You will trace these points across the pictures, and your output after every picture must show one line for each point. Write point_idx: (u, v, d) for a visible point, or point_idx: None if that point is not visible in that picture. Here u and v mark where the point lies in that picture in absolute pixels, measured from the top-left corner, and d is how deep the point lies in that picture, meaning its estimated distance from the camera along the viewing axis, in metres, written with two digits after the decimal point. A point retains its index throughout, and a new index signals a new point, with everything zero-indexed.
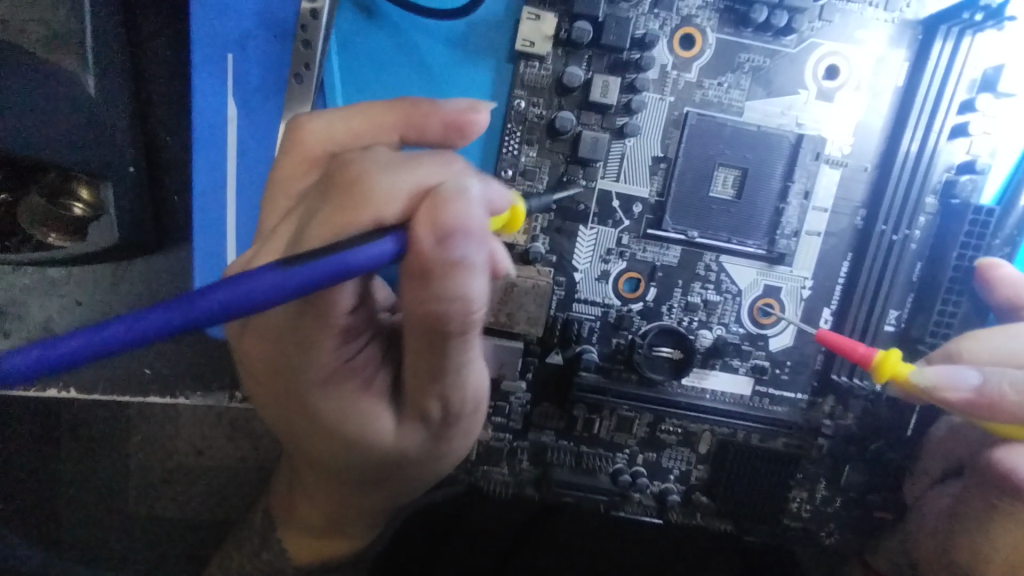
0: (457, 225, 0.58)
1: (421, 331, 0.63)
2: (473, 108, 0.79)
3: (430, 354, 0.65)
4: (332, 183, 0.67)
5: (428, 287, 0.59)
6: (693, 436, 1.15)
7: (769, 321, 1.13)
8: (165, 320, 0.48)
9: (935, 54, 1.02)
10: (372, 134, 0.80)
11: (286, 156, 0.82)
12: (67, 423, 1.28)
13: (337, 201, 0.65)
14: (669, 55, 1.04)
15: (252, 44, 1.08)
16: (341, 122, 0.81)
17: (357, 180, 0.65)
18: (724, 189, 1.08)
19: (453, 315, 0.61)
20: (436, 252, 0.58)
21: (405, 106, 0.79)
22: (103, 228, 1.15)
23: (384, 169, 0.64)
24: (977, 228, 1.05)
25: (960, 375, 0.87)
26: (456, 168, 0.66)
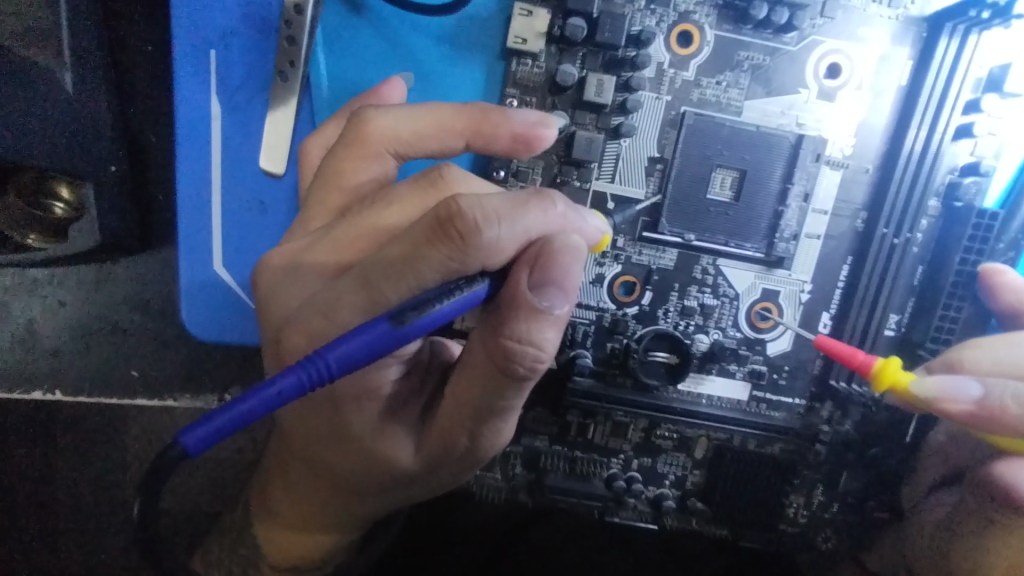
0: (557, 277, 0.67)
1: (489, 367, 0.69)
2: (541, 122, 0.84)
3: (487, 388, 0.71)
4: (439, 223, 0.65)
5: (513, 327, 0.66)
6: (689, 441, 1.13)
7: (767, 325, 1.10)
8: (303, 377, 0.61)
9: (940, 52, 0.99)
10: (437, 135, 0.85)
11: (348, 148, 0.86)
12: (63, 420, 1.28)
13: (448, 247, 0.65)
14: (666, 52, 1.01)
15: (236, 40, 1.05)
16: (411, 120, 0.85)
17: (472, 233, 0.65)
18: (721, 191, 1.05)
19: (523, 358, 0.66)
20: (532, 298, 0.66)
21: (477, 113, 0.84)
22: (84, 231, 1.10)
23: (499, 222, 0.65)
24: (980, 232, 1.02)
25: (962, 387, 0.86)
26: (561, 218, 0.71)
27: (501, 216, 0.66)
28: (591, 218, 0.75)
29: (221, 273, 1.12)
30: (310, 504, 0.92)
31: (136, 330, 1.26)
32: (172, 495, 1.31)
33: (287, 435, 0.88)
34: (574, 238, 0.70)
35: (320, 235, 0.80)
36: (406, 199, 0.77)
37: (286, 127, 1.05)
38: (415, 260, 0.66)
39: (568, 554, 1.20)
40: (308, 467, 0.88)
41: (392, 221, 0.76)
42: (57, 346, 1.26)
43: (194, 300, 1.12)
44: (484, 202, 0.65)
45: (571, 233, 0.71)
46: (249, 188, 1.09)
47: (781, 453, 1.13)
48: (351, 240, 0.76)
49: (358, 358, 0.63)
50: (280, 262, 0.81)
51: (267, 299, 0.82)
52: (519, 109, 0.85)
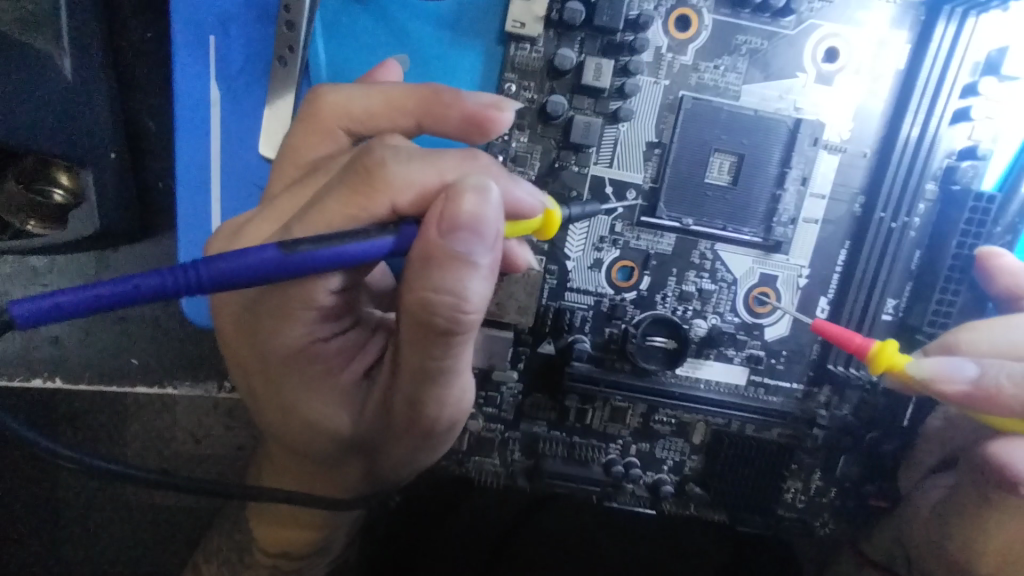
0: (465, 220, 0.63)
1: (412, 321, 0.67)
2: (493, 105, 0.85)
3: (417, 347, 0.68)
4: (354, 167, 0.70)
5: (427, 274, 0.64)
6: (687, 426, 1.14)
7: (765, 310, 1.11)
8: (171, 279, 0.57)
9: (937, 37, 1.00)
10: (390, 114, 0.87)
11: (305, 125, 0.89)
12: (62, 413, 1.27)
13: (360, 187, 0.69)
14: (664, 36, 1.01)
15: (235, 26, 1.05)
16: (365, 98, 0.88)
17: (378, 171, 0.69)
18: (719, 175, 1.06)
19: (442, 306, 0.65)
20: (443, 243, 0.63)
21: (428, 93, 0.86)
22: (82, 216, 1.09)
23: (407, 160, 0.69)
24: (978, 215, 1.02)
25: (957, 367, 0.85)
26: (484, 168, 0.73)
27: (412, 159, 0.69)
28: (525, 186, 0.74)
29: None
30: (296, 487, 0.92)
31: (137, 318, 1.26)
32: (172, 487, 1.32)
33: (255, 419, 0.90)
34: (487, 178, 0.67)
35: (265, 206, 0.81)
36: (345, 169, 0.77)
37: (285, 114, 1.05)
38: (342, 209, 0.69)
39: (565, 548, 1.21)
40: (285, 451, 0.88)
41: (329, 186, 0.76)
42: (58, 334, 1.26)
43: None
44: (395, 149, 0.70)
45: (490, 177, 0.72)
46: (248, 173, 1.09)
47: (779, 438, 1.14)
48: (287, 210, 0.78)
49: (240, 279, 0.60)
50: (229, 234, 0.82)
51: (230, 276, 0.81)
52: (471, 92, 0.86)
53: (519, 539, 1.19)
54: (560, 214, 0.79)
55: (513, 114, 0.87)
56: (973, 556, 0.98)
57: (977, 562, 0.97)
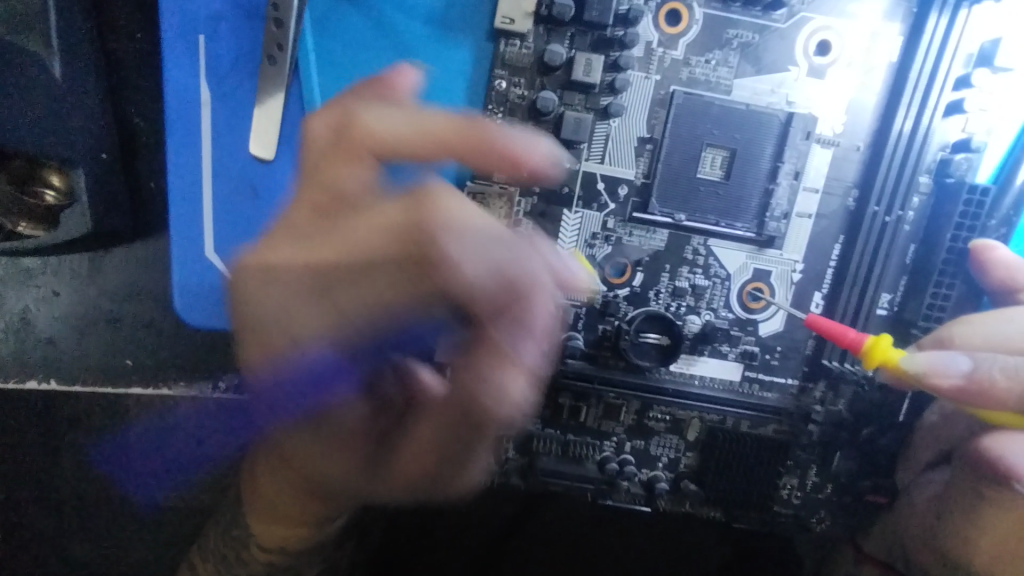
0: (535, 327, 0.69)
1: (452, 413, 0.79)
2: (466, 99, 0.82)
3: (452, 435, 0.80)
4: (410, 253, 0.72)
5: (480, 371, 0.73)
6: (682, 423, 1.13)
7: (758, 306, 1.10)
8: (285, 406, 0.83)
9: (929, 29, 0.99)
10: (422, 146, 0.69)
11: (332, 144, 0.72)
12: (66, 415, 1.28)
13: (418, 270, 0.73)
14: (654, 31, 1.01)
15: (225, 24, 1.05)
16: (396, 121, 0.69)
17: (449, 269, 0.72)
18: (712, 171, 1.05)
19: (488, 399, 0.74)
20: (504, 342, 0.71)
21: (473, 126, 0.68)
22: (74, 218, 1.10)
23: (467, 245, 0.70)
24: (972, 208, 1.01)
25: (951, 361, 0.84)
26: (535, 258, 0.69)
27: (478, 243, 0.70)
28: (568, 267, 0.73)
29: (215, 260, 1.12)
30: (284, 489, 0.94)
31: (131, 317, 1.25)
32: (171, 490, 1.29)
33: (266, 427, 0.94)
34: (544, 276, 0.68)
35: (300, 244, 0.75)
36: (390, 212, 0.71)
37: (276, 112, 1.05)
38: (416, 281, 0.74)
39: (565, 548, 1.20)
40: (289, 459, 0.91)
41: (373, 241, 0.72)
42: (52, 335, 1.25)
43: (196, 287, 1.13)
44: (462, 219, 0.70)
45: (539, 267, 0.69)
46: (239, 172, 1.09)
47: (774, 434, 1.13)
48: (325, 240, 0.74)
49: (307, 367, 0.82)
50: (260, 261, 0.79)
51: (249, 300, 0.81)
52: (524, 133, 0.68)
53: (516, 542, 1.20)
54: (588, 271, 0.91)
55: (562, 166, 0.72)
56: (967, 551, 0.98)
57: (970, 557, 0.97)
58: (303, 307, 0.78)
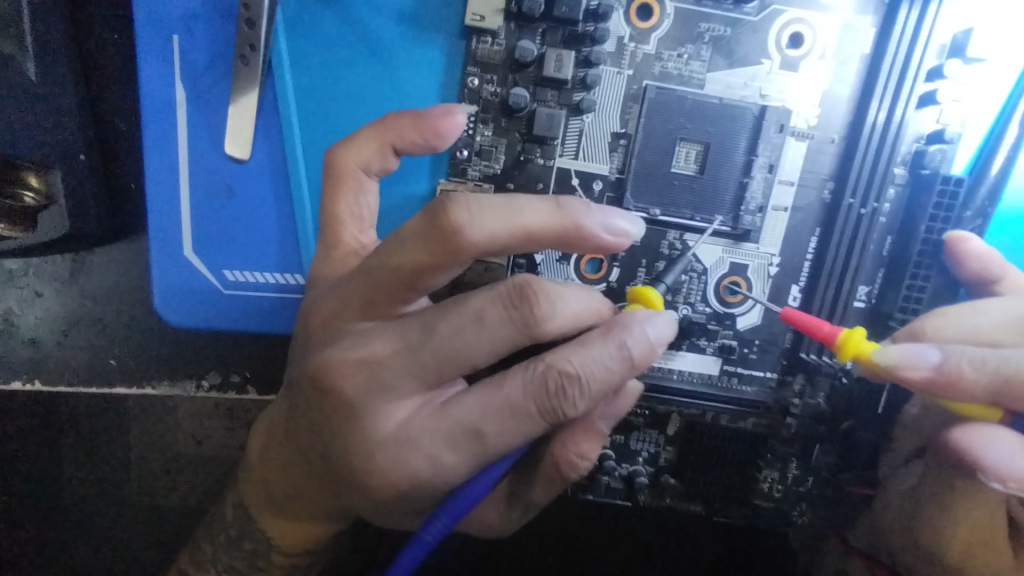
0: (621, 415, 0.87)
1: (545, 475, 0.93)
2: (446, 112, 0.86)
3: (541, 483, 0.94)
4: (547, 387, 0.72)
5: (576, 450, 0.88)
6: (661, 417, 1.12)
7: (736, 300, 1.10)
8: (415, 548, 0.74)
9: (901, 20, 0.99)
10: (520, 241, 0.71)
11: (422, 233, 0.70)
12: (65, 415, 1.29)
13: (549, 406, 0.73)
14: (626, 26, 1.01)
15: (197, 24, 1.04)
16: (492, 221, 0.69)
17: (570, 403, 0.73)
18: (686, 165, 1.05)
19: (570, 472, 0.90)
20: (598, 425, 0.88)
21: (571, 225, 0.71)
22: (54, 218, 1.10)
23: (587, 375, 0.72)
24: (946, 199, 1.01)
25: (921, 354, 0.83)
26: (634, 354, 0.73)
27: (586, 361, 0.72)
28: (655, 324, 0.75)
29: (192, 259, 1.12)
30: (283, 507, 0.93)
31: (114, 318, 1.26)
32: (162, 483, 1.31)
33: (258, 445, 0.95)
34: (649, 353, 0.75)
35: (401, 348, 0.74)
36: (491, 320, 0.72)
37: (250, 112, 1.05)
38: (525, 427, 0.73)
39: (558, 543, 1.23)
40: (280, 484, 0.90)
41: (478, 355, 0.72)
42: (37, 336, 1.26)
43: (178, 287, 1.13)
44: (569, 354, 0.72)
45: (641, 349, 0.74)
46: (214, 172, 1.09)
47: (754, 428, 1.12)
48: (437, 368, 0.73)
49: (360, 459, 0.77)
50: (356, 356, 0.75)
51: (357, 412, 0.76)
52: (604, 210, 0.73)
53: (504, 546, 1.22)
54: (655, 292, 0.87)
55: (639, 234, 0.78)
56: (941, 542, 0.98)
57: (945, 549, 0.98)
58: (428, 419, 0.75)
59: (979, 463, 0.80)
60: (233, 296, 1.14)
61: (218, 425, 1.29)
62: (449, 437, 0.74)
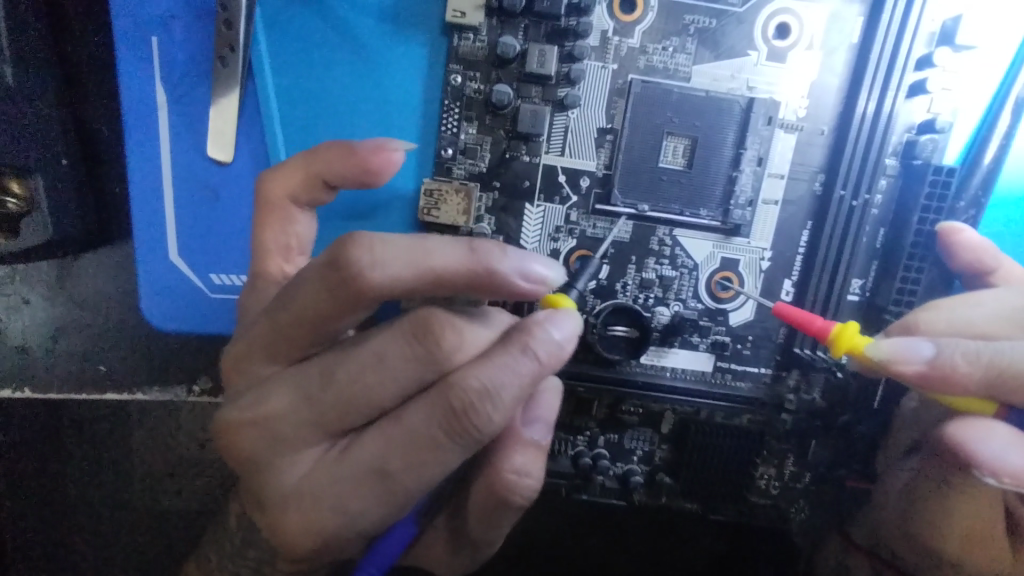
0: (547, 414, 0.86)
1: (485, 506, 0.86)
2: (380, 146, 0.87)
3: (490, 519, 0.87)
4: (453, 414, 0.69)
5: (513, 458, 0.83)
6: (656, 415, 1.11)
7: (728, 296, 1.08)
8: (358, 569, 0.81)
9: (888, 9, 0.97)
10: (430, 286, 0.67)
11: (323, 278, 0.69)
12: (67, 420, 1.27)
13: (459, 434, 0.69)
14: (609, 19, 0.99)
15: (176, 26, 1.03)
16: (396, 264, 0.67)
17: (485, 423, 0.69)
18: (674, 160, 1.03)
19: (517, 491, 0.83)
20: (526, 432, 0.84)
21: (480, 268, 0.67)
22: (35, 225, 1.10)
23: (495, 394, 0.69)
24: (938, 190, 0.99)
25: (914, 347, 0.81)
26: (540, 361, 0.70)
27: (493, 375, 0.68)
28: (560, 325, 0.71)
29: (178, 263, 1.11)
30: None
31: (103, 323, 1.25)
32: (150, 493, 1.28)
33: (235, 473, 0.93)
34: (558, 357, 0.71)
35: (300, 399, 0.72)
36: (391, 352, 0.70)
37: (231, 114, 1.04)
38: (437, 457, 0.70)
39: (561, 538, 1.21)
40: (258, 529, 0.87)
41: (382, 396, 0.71)
42: (25, 343, 1.26)
43: (164, 291, 1.12)
44: (476, 371, 0.68)
45: (549, 357, 0.70)
46: (196, 175, 1.08)
47: (748, 424, 1.11)
48: (340, 413, 0.71)
49: (285, 516, 0.73)
50: (250, 416, 0.73)
51: (275, 463, 0.73)
52: (521, 255, 0.69)
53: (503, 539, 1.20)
54: (566, 296, 0.81)
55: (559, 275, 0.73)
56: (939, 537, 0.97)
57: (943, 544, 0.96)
58: (332, 466, 0.72)
59: (972, 457, 0.78)
60: (219, 300, 1.13)
61: (204, 432, 1.25)
62: (359, 477, 0.71)
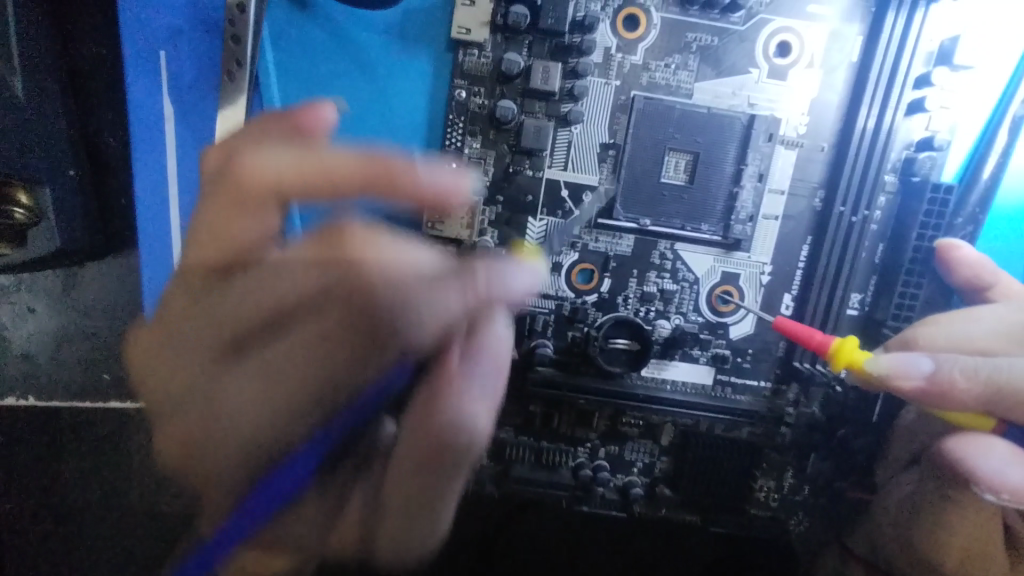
0: (495, 350, 0.68)
1: (412, 458, 0.68)
2: (449, 148, 0.82)
3: (421, 479, 0.69)
4: (363, 305, 0.62)
5: (445, 396, 0.66)
6: (655, 428, 1.12)
7: (728, 309, 1.09)
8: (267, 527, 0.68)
9: (888, 28, 0.98)
10: (319, 188, 0.60)
11: (219, 199, 0.63)
12: (64, 425, 1.23)
13: (365, 321, 0.63)
14: (612, 37, 1.01)
15: (184, 39, 1.04)
16: (279, 161, 0.60)
17: (399, 336, 0.63)
18: (676, 174, 1.04)
19: (454, 441, 0.67)
20: (464, 365, 0.67)
21: (374, 164, 0.58)
22: (41, 236, 1.10)
23: (417, 300, 0.61)
24: (935, 208, 1.00)
25: (913, 362, 0.83)
26: (476, 292, 0.61)
27: (415, 296, 0.61)
28: (517, 275, 0.62)
29: None
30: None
31: (106, 332, 1.26)
32: None
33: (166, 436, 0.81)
34: (495, 296, 0.61)
35: (193, 311, 0.65)
36: (301, 267, 0.63)
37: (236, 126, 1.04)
38: (355, 356, 0.65)
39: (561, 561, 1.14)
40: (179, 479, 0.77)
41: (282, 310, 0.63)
42: (30, 351, 1.27)
43: (153, 297, 1.09)
44: (389, 278, 0.61)
45: (480, 291, 0.61)
46: (203, 187, 1.08)
47: (749, 437, 1.12)
48: (233, 319, 0.63)
49: (183, 438, 0.66)
50: (157, 327, 0.67)
51: (169, 389, 0.66)
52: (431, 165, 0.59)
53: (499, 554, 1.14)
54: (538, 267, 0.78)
55: (479, 185, 0.72)
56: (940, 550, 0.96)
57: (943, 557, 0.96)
58: (226, 377, 0.64)
59: (973, 473, 0.83)
60: None
61: None
62: (274, 414, 0.65)
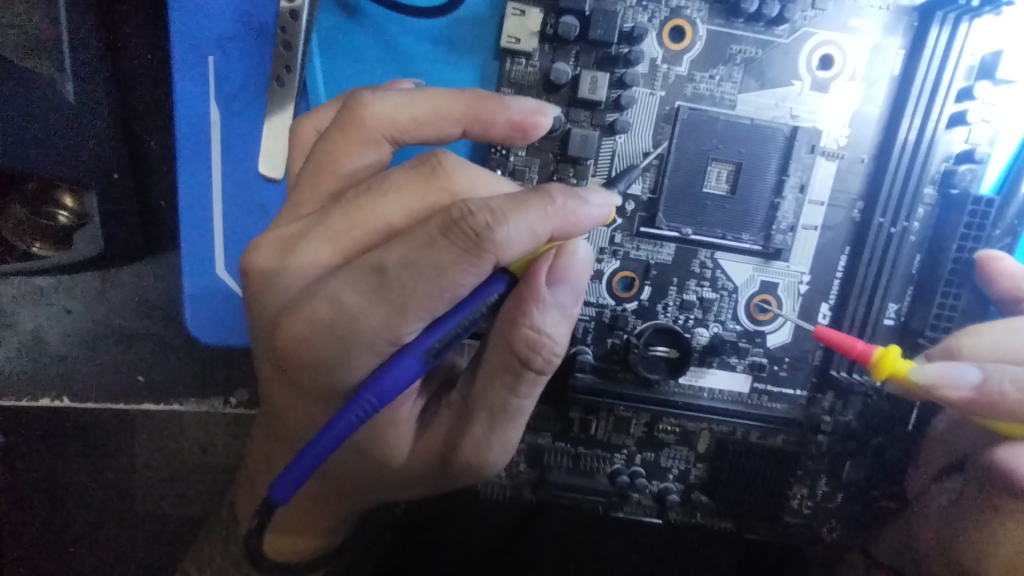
0: (577, 277, 0.75)
1: (498, 362, 0.77)
2: (538, 111, 0.82)
3: (503, 380, 0.77)
4: (451, 223, 0.65)
5: (532, 315, 0.72)
6: (691, 435, 1.13)
7: (766, 318, 1.11)
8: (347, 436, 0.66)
9: (931, 42, 1.00)
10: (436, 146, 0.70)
11: (344, 131, 0.81)
12: (86, 428, 1.28)
13: (461, 240, 0.65)
14: (658, 48, 1.02)
15: (232, 45, 1.05)
16: (408, 108, 0.80)
17: (485, 230, 0.65)
18: (717, 185, 1.06)
19: (537, 353, 0.74)
20: (548, 290, 0.73)
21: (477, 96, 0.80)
22: (85, 238, 1.13)
23: (502, 219, 0.65)
24: (977, 219, 1.02)
25: (960, 373, 0.84)
26: (560, 209, 0.67)
27: (504, 211, 0.65)
28: (595, 196, 0.70)
29: (225, 277, 1.12)
30: (307, 527, 0.92)
31: (141, 334, 1.26)
32: (152, 500, 1.29)
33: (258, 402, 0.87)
34: (574, 215, 0.68)
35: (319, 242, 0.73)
36: (402, 188, 0.73)
37: (283, 134, 1.05)
38: (441, 274, 0.66)
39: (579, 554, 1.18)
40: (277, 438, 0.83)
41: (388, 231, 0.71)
42: (63, 354, 1.26)
43: (197, 301, 1.13)
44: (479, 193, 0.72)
45: (561, 202, 0.67)
46: (249, 192, 1.09)
47: (784, 445, 1.13)
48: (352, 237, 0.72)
49: (293, 354, 0.73)
50: (280, 258, 0.75)
51: (284, 314, 0.73)
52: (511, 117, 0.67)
53: (519, 546, 1.17)
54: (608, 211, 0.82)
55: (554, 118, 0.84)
56: (982, 559, 0.97)
57: (983, 565, 0.96)
58: (333, 295, 0.69)
59: None
60: None
61: (205, 436, 1.27)
62: (372, 313, 0.68)
